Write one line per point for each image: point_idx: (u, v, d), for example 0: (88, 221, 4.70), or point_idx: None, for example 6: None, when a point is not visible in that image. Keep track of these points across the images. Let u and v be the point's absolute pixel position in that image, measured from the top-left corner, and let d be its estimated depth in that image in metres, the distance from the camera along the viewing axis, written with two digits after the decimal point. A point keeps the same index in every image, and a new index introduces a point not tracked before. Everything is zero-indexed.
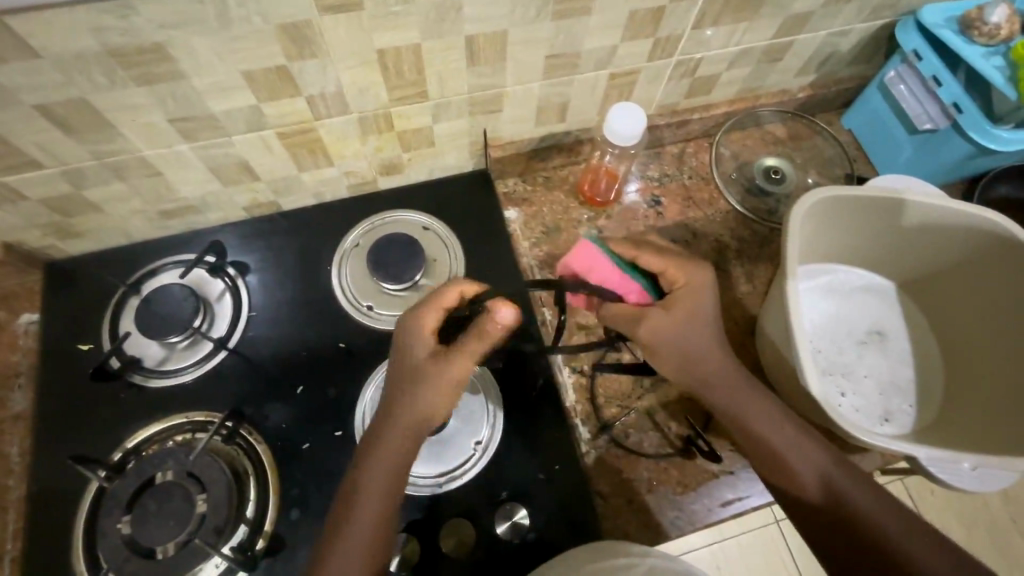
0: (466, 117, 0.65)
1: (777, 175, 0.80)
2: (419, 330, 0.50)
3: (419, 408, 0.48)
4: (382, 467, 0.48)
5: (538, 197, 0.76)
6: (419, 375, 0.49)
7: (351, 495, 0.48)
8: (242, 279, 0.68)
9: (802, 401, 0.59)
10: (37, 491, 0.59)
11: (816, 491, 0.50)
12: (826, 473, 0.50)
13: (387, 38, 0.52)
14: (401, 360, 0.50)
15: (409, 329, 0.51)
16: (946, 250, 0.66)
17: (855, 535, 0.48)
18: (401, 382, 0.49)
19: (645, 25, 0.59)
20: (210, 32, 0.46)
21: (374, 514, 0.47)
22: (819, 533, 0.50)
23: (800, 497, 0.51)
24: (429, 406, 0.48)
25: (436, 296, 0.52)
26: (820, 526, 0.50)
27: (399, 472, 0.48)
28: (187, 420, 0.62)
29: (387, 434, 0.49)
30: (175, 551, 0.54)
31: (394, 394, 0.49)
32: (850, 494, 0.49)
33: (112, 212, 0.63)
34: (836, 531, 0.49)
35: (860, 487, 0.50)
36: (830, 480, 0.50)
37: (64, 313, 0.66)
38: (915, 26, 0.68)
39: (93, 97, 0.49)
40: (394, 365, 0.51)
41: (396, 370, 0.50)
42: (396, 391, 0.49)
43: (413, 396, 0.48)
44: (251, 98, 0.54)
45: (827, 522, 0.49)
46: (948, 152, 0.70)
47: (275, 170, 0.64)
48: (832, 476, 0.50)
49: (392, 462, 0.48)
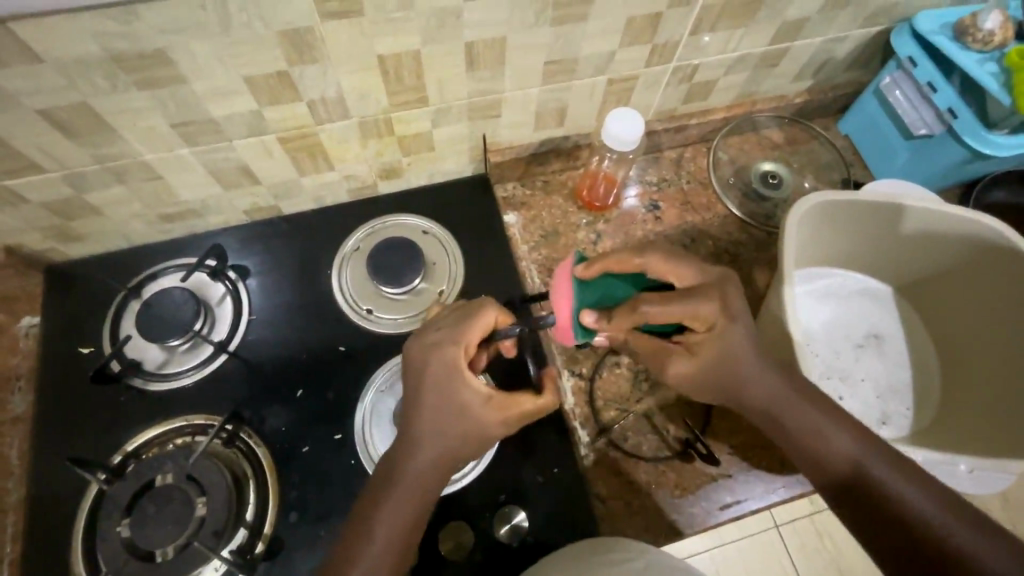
0: (465, 121, 0.66)
1: (774, 180, 0.80)
2: (461, 372, 0.48)
3: (466, 441, 0.49)
4: (403, 495, 0.48)
5: (537, 201, 0.77)
6: (475, 417, 0.48)
7: (369, 529, 0.47)
8: (243, 282, 0.68)
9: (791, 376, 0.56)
10: (36, 494, 0.59)
11: (842, 468, 0.47)
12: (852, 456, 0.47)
13: (387, 44, 0.52)
14: (435, 396, 0.48)
15: (445, 371, 0.48)
16: (943, 254, 0.66)
17: (885, 518, 0.46)
18: (445, 421, 0.48)
19: (643, 31, 0.59)
20: (211, 37, 0.47)
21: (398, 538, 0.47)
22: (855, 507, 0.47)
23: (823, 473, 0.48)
24: (474, 440, 0.49)
25: (465, 335, 0.50)
26: (849, 505, 0.48)
27: (423, 502, 0.48)
28: (187, 423, 0.62)
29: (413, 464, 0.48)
30: (174, 554, 0.54)
31: (432, 434, 0.48)
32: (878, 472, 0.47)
33: (113, 215, 0.64)
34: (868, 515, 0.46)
35: (884, 459, 0.47)
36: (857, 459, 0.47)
37: (65, 316, 0.66)
38: (910, 32, 0.68)
39: (95, 101, 0.49)
40: (427, 405, 0.48)
41: (428, 411, 0.48)
42: (429, 429, 0.48)
43: (472, 426, 0.48)
44: (252, 102, 0.54)
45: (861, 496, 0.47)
46: (941, 160, 0.71)
47: (275, 174, 0.65)
48: (861, 456, 0.47)
49: (415, 487, 0.48)
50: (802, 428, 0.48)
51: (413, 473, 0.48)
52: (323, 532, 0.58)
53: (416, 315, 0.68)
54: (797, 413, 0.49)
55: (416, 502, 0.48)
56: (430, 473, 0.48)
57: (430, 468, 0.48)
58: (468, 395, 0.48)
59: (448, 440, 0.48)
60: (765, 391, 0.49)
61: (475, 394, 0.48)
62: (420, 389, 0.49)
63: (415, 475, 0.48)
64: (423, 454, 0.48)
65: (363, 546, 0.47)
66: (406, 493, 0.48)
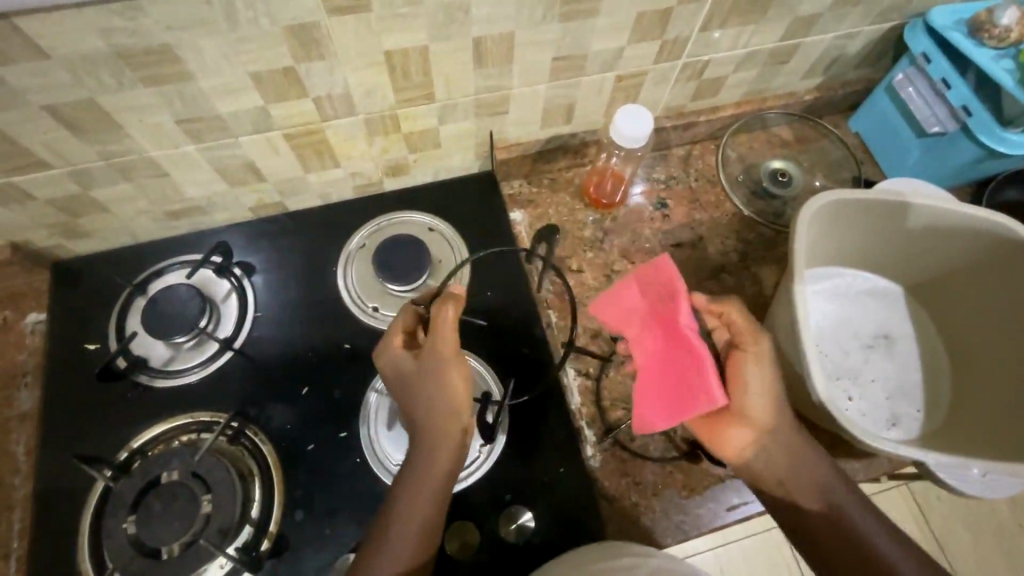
0: (472, 118, 0.65)
1: (784, 178, 0.79)
2: (389, 348, 0.54)
3: (441, 416, 0.51)
4: (418, 490, 0.50)
5: (544, 199, 0.76)
6: (412, 372, 0.52)
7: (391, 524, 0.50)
8: (248, 279, 0.68)
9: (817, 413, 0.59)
10: (43, 490, 0.59)
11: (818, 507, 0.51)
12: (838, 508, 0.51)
13: (395, 39, 0.52)
14: (395, 382, 0.54)
15: (384, 358, 0.54)
16: (954, 254, 0.65)
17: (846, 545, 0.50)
18: (413, 388, 0.52)
19: (652, 26, 0.58)
20: (218, 34, 0.46)
21: (415, 532, 0.49)
22: (829, 557, 0.51)
23: (806, 525, 0.52)
24: (437, 407, 0.51)
25: (394, 322, 0.56)
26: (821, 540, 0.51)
27: (435, 494, 0.50)
28: (193, 420, 0.62)
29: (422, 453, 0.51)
30: (180, 551, 0.54)
31: (422, 418, 0.52)
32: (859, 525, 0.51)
33: (119, 212, 0.63)
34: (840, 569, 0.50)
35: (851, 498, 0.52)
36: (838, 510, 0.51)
37: (72, 313, 0.66)
38: (924, 28, 0.67)
39: (101, 98, 0.49)
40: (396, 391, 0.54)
41: (402, 395, 0.53)
42: (423, 410, 0.52)
43: (425, 397, 0.52)
44: (258, 98, 0.54)
45: (837, 547, 0.50)
46: (956, 158, 0.70)
47: (281, 171, 0.64)
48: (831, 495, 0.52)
49: (427, 477, 0.50)
50: (800, 482, 0.52)
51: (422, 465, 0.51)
52: (330, 530, 0.58)
53: None
54: (806, 471, 0.52)
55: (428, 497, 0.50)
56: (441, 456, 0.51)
57: (435, 455, 0.51)
58: (398, 363, 0.53)
59: (436, 409, 0.51)
60: (782, 427, 0.51)
61: (403, 359, 0.53)
62: (387, 375, 0.55)
63: (424, 468, 0.51)
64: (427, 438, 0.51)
65: (382, 541, 0.49)
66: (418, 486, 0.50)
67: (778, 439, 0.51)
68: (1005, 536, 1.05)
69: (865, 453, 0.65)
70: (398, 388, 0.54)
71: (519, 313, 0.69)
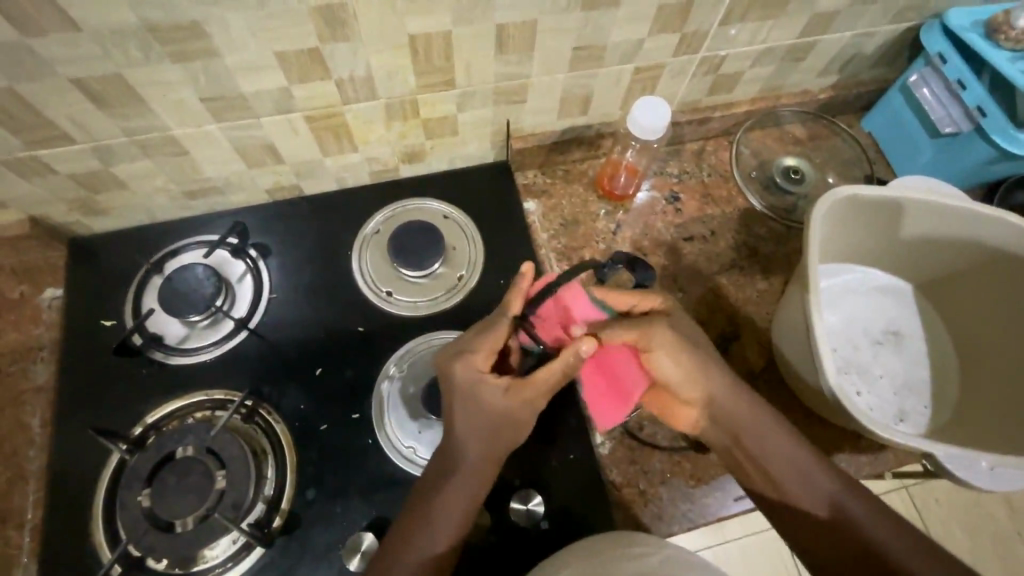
0: (490, 106, 0.66)
1: (796, 175, 0.80)
2: (476, 372, 0.52)
3: (504, 437, 0.54)
4: (460, 489, 0.52)
5: (557, 189, 0.77)
6: (496, 407, 0.52)
7: (422, 538, 0.51)
8: (263, 261, 0.69)
9: (829, 407, 0.59)
10: (56, 461, 0.59)
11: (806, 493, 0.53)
12: (841, 507, 0.52)
13: (418, 24, 0.52)
14: (464, 402, 0.53)
15: (466, 377, 0.52)
16: (965, 255, 0.65)
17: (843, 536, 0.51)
18: (481, 424, 0.53)
19: (673, 18, 0.59)
20: (245, 10, 0.47)
21: (456, 523, 0.51)
22: (820, 536, 0.52)
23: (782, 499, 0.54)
24: (501, 433, 0.53)
25: (485, 337, 0.53)
26: (815, 527, 0.52)
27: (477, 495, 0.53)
28: (207, 397, 0.62)
29: (470, 458, 0.53)
30: (194, 525, 0.55)
31: (481, 434, 0.53)
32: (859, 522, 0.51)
33: (138, 190, 0.64)
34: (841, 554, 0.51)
35: (835, 481, 0.53)
36: (839, 505, 0.52)
37: (87, 288, 0.67)
38: (940, 29, 0.68)
39: (128, 72, 0.49)
40: (457, 407, 0.53)
41: (468, 416, 0.53)
42: (475, 446, 0.53)
43: (497, 423, 0.53)
44: (282, 78, 0.54)
45: (822, 531, 0.52)
46: (968, 160, 0.71)
47: (299, 153, 0.65)
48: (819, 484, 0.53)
49: (475, 482, 0.53)
50: (788, 478, 0.53)
51: (467, 468, 0.53)
52: (341, 509, 0.59)
53: (433, 298, 0.68)
54: (781, 457, 0.53)
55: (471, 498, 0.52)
56: (477, 489, 0.53)
57: (485, 460, 0.53)
58: (484, 392, 0.52)
59: (493, 446, 0.53)
60: (730, 402, 0.54)
61: (492, 389, 0.52)
62: (454, 388, 0.53)
63: (464, 483, 0.52)
64: (470, 471, 0.53)
65: (421, 529, 0.51)
66: (461, 487, 0.52)
67: (717, 397, 0.54)
68: (1002, 540, 1.06)
69: (872, 448, 0.66)
70: (459, 415, 0.53)
71: None
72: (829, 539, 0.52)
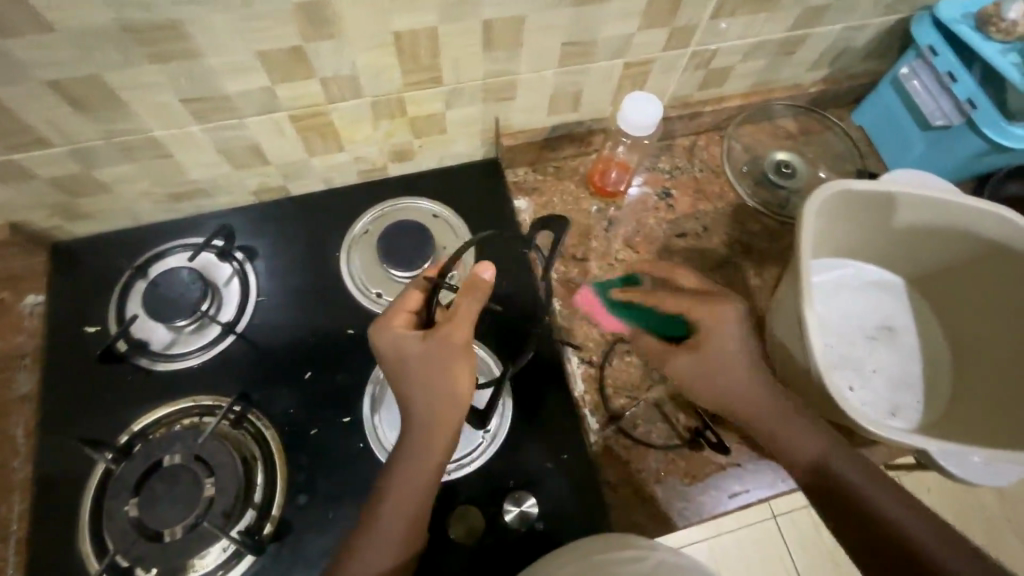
0: (479, 103, 0.65)
1: (788, 170, 0.80)
2: (392, 331, 0.51)
3: (442, 396, 0.50)
4: (410, 463, 0.50)
5: (548, 186, 0.76)
6: (419, 357, 0.50)
7: (379, 526, 0.49)
8: (251, 263, 0.68)
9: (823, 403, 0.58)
10: (42, 471, 0.58)
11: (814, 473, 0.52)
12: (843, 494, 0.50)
13: (404, 21, 0.51)
14: (394, 364, 0.51)
15: (388, 341, 0.51)
16: (957, 249, 0.65)
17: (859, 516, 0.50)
18: (411, 384, 0.51)
19: (663, 13, 0.58)
20: (225, 10, 0.46)
21: (411, 502, 0.50)
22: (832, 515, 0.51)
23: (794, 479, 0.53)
24: (439, 389, 0.50)
25: (397, 302, 0.54)
26: (826, 506, 0.51)
27: (427, 471, 0.50)
28: (195, 403, 0.61)
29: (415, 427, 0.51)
30: (183, 534, 0.54)
31: (418, 392, 0.51)
32: (868, 498, 0.50)
33: (120, 193, 0.63)
34: (855, 534, 0.49)
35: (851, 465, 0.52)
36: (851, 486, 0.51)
37: (71, 295, 0.65)
38: (930, 21, 0.67)
39: (105, 74, 0.48)
40: (392, 373, 0.52)
41: (403, 380, 0.51)
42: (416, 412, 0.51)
43: (427, 379, 0.50)
44: (265, 79, 0.53)
45: (836, 512, 0.51)
46: (959, 152, 0.71)
47: (285, 154, 0.64)
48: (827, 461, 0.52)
49: (420, 453, 0.50)
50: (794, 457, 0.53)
51: (414, 441, 0.51)
52: (334, 514, 0.58)
53: None
54: (785, 438, 0.53)
55: (424, 475, 0.50)
56: (428, 460, 0.50)
57: (429, 427, 0.51)
58: (404, 347, 0.51)
59: (432, 406, 0.50)
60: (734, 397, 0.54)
61: (411, 342, 0.51)
62: (384, 357, 0.52)
63: (413, 456, 0.50)
64: (414, 444, 0.51)
65: (378, 518, 0.49)
66: (409, 463, 0.50)
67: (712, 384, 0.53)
68: (993, 527, 1.07)
69: (865, 443, 0.66)
70: (397, 378, 0.52)
71: (524, 304, 0.69)
72: (840, 520, 0.50)
